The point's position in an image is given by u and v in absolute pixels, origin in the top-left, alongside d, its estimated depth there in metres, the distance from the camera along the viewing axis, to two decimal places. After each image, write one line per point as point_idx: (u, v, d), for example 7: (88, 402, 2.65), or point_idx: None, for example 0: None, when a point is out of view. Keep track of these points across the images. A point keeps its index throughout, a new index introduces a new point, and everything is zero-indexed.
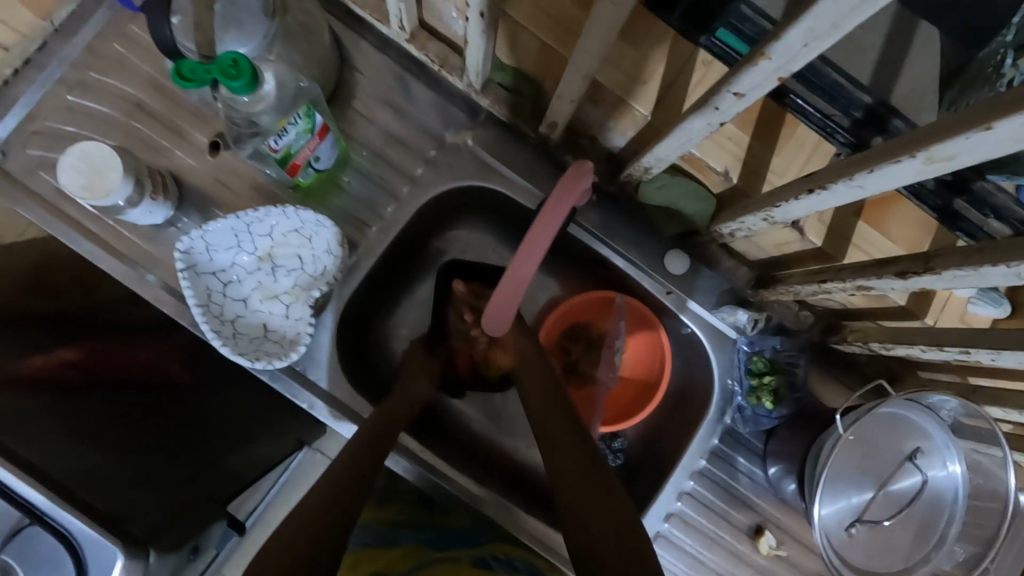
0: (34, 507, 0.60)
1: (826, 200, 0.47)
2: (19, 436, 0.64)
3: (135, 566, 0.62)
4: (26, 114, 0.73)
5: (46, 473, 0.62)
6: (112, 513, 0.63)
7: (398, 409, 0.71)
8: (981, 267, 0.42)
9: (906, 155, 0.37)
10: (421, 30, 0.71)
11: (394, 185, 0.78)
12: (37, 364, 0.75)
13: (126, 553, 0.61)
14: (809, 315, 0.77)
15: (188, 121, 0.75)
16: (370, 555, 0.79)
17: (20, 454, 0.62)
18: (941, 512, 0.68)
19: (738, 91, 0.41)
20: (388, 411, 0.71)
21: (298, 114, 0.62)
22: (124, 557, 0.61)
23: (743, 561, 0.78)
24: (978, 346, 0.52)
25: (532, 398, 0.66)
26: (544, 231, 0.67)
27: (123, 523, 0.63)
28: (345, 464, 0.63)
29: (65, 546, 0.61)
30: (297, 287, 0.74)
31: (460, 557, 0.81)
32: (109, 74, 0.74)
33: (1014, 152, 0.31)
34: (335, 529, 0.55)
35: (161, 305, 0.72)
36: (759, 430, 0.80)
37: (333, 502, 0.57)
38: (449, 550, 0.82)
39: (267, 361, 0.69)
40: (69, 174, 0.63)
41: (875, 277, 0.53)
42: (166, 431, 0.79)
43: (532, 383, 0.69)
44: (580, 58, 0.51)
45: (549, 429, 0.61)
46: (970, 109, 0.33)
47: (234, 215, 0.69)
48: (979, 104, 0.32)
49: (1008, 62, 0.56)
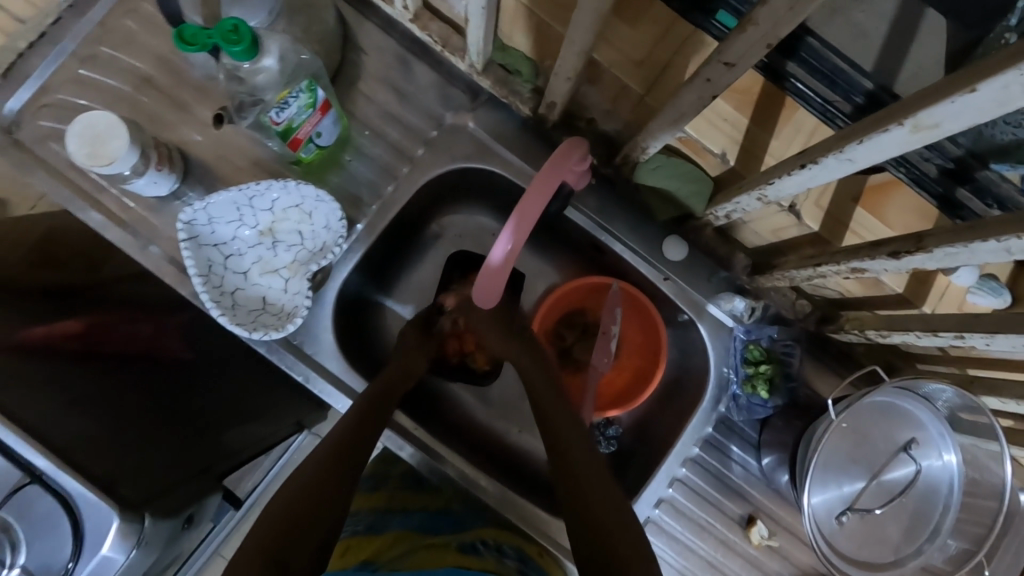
0: (34, 468, 0.61)
1: (817, 175, 0.47)
2: (20, 397, 0.64)
3: (128, 528, 0.63)
4: (39, 87, 0.75)
5: (44, 435, 0.63)
6: (106, 477, 0.64)
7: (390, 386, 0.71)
8: (972, 244, 0.41)
9: (894, 124, 0.37)
10: (425, 10, 0.71)
11: (395, 166, 0.78)
12: (38, 333, 0.75)
13: (121, 515, 0.62)
14: (807, 304, 0.76)
15: (194, 97, 0.76)
16: (359, 542, 0.79)
17: (20, 413, 0.63)
18: (935, 503, 0.67)
19: (728, 60, 0.42)
20: (378, 385, 0.71)
21: (299, 88, 0.63)
22: (119, 519, 0.62)
23: (733, 550, 0.78)
24: (972, 331, 0.52)
25: (535, 391, 0.72)
26: (536, 197, 0.66)
27: (116, 488, 0.64)
28: (332, 444, 0.63)
29: (61, 505, 0.61)
30: (296, 262, 0.75)
31: (446, 543, 0.78)
32: (119, 50, 0.76)
33: (998, 116, 0.31)
34: (319, 516, 0.56)
35: (164, 276, 0.74)
36: (754, 420, 0.80)
37: (319, 488, 0.58)
38: (438, 535, 0.81)
39: (264, 332, 0.70)
40: (74, 142, 0.64)
41: (868, 258, 0.53)
42: (166, 402, 0.80)
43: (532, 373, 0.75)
44: (574, 32, 0.51)
45: (556, 416, 0.68)
46: (956, 74, 0.33)
47: (236, 188, 0.70)
48: (964, 69, 0.32)
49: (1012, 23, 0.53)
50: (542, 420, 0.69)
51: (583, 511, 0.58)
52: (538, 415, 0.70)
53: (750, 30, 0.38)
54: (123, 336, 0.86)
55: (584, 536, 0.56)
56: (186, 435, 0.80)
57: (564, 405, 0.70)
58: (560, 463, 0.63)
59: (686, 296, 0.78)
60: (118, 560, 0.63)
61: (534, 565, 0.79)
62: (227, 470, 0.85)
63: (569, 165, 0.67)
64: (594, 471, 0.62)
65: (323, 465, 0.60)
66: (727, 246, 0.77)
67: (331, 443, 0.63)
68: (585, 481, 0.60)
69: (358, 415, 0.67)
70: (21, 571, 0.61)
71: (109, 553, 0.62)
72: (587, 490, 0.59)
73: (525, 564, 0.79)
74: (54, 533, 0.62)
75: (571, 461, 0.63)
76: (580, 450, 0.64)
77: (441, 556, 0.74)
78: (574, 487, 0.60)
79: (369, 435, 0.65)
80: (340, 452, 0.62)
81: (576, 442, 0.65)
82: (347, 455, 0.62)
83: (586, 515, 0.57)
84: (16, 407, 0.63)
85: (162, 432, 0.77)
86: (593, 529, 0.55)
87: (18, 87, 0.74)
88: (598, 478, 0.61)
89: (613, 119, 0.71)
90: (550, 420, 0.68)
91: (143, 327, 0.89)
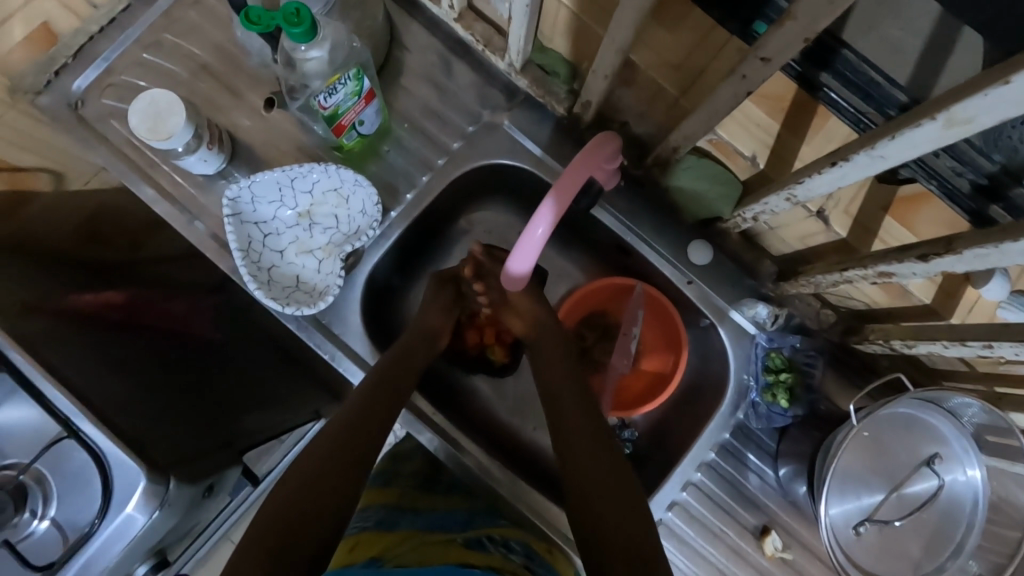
0: (68, 419, 0.62)
1: (847, 173, 0.48)
2: (62, 355, 0.66)
3: (153, 490, 0.63)
4: (105, 68, 0.81)
5: (85, 396, 0.64)
6: (136, 438, 0.65)
7: (405, 373, 0.73)
8: (1003, 244, 0.42)
9: (927, 119, 0.38)
10: (470, 10, 0.74)
11: (430, 158, 0.81)
12: (84, 300, 0.77)
13: (148, 477, 0.62)
14: (831, 314, 0.76)
15: (248, 84, 0.81)
16: (369, 537, 0.77)
17: (61, 368, 0.64)
18: (959, 521, 0.66)
19: (764, 56, 0.44)
20: (390, 370, 0.72)
21: (348, 76, 0.66)
22: (145, 480, 0.62)
23: (745, 560, 0.77)
24: (1002, 340, 0.52)
25: (549, 389, 0.72)
26: (568, 190, 0.68)
27: (146, 449, 0.65)
28: (342, 429, 0.64)
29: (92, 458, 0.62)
30: (330, 244, 0.78)
31: (451, 539, 0.78)
32: (181, 37, 0.81)
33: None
34: (327, 503, 0.57)
35: (205, 250, 0.78)
36: (772, 429, 0.79)
37: (336, 478, 0.59)
38: (444, 532, 0.80)
39: (296, 307, 0.73)
40: (137, 117, 0.69)
41: (896, 262, 0.53)
42: (192, 376, 0.83)
43: (549, 367, 0.75)
44: (614, 30, 0.54)
45: (564, 415, 0.68)
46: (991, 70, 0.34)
47: (281, 169, 0.74)
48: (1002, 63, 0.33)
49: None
50: (552, 419, 0.69)
51: (586, 519, 0.56)
52: (550, 412, 0.71)
53: (790, 25, 0.40)
54: (158, 312, 0.87)
55: (586, 534, 0.55)
56: (209, 410, 0.81)
57: (581, 403, 0.69)
58: (564, 460, 0.63)
59: (708, 300, 0.79)
60: (141, 521, 0.62)
61: (541, 560, 0.78)
62: (246, 446, 0.87)
63: (601, 159, 0.69)
64: (609, 467, 0.61)
65: (331, 453, 0.61)
66: (753, 252, 0.78)
67: (345, 428, 0.64)
68: (598, 476, 0.60)
69: (369, 400, 0.67)
70: (51, 522, 0.64)
71: (133, 514, 0.62)
72: (594, 489, 0.58)
73: (532, 560, 0.76)
74: (86, 486, 0.64)
75: (575, 459, 0.62)
76: (592, 443, 0.64)
77: (448, 552, 0.74)
78: (581, 483, 0.60)
79: (383, 421, 0.67)
80: (350, 437, 0.63)
81: (585, 438, 0.64)
82: (358, 445, 0.63)
83: (596, 507, 0.57)
84: (62, 366, 0.65)
85: (187, 404, 0.78)
86: (595, 525, 0.55)
87: (87, 66, 0.80)
88: (614, 475, 0.60)
89: (645, 122, 0.73)
90: (558, 419, 0.68)
91: (175, 306, 0.90)
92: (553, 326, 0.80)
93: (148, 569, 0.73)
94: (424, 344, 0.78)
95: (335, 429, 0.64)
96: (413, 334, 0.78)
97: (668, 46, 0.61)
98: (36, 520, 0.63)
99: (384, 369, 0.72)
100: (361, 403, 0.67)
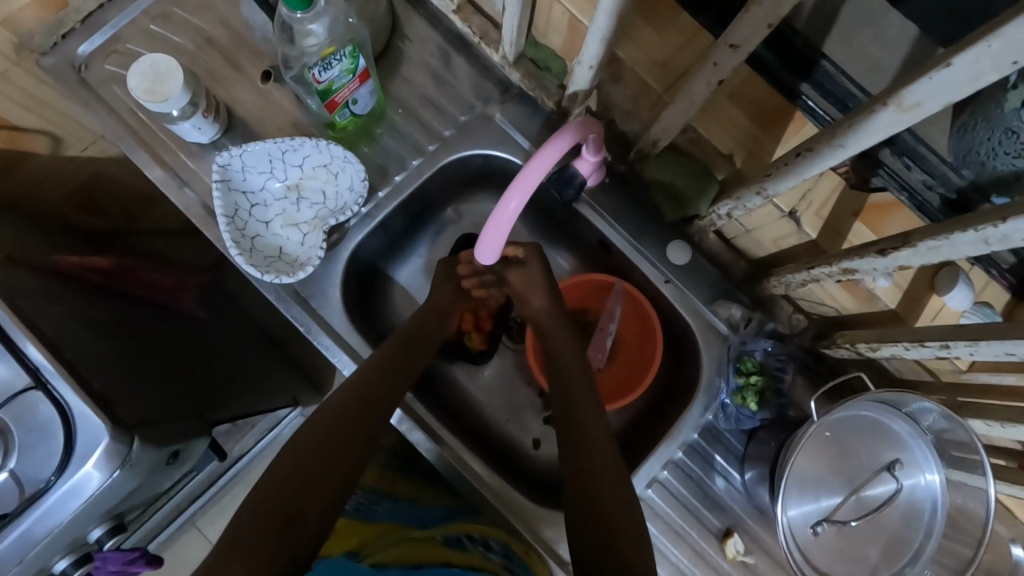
0: (38, 372, 0.60)
1: (810, 164, 0.51)
2: (32, 304, 0.63)
3: (115, 449, 0.60)
4: (112, 36, 0.82)
5: (59, 348, 0.62)
6: (105, 396, 0.62)
7: (404, 369, 0.73)
8: (952, 235, 0.44)
9: (880, 106, 0.41)
10: (468, 5, 0.77)
11: (422, 143, 0.83)
12: (69, 261, 0.77)
13: (111, 436, 0.60)
14: (803, 319, 0.78)
15: (251, 61, 0.83)
16: (350, 527, 0.82)
17: (28, 312, 0.62)
18: (918, 526, 0.68)
19: (733, 42, 0.47)
20: (390, 365, 0.72)
21: (343, 54, 0.68)
22: (108, 438, 0.59)
23: (707, 562, 0.77)
24: (957, 339, 0.53)
25: (562, 381, 0.74)
26: (542, 160, 0.62)
27: (115, 407, 0.62)
28: (339, 419, 0.66)
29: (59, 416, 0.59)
30: (316, 219, 0.80)
31: (431, 536, 0.79)
32: (188, 11, 0.83)
33: (972, 88, 0.35)
34: (325, 493, 0.61)
35: (192, 217, 0.80)
36: (741, 431, 0.79)
37: (339, 471, 0.63)
38: (422, 528, 0.81)
39: (276, 276, 0.74)
40: (136, 78, 0.71)
41: (857, 258, 0.55)
42: (179, 344, 0.82)
43: (556, 353, 0.77)
44: (599, 17, 0.55)
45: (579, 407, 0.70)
46: (945, 54, 0.35)
47: (272, 141, 0.75)
48: (955, 45, 0.35)
49: (1012, 80, 0.51)
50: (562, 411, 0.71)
51: (585, 511, 0.60)
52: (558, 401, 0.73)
53: (755, 11, 0.43)
54: (143, 283, 0.86)
55: (590, 524, 0.59)
56: (207, 390, 0.81)
57: (590, 397, 0.71)
58: (573, 459, 0.65)
59: (684, 300, 0.80)
60: (99, 480, 0.60)
61: (519, 562, 0.74)
62: (223, 421, 0.84)
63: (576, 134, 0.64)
64: (606, 465, 0.63)
65: (333, 443, 0.64)
66: (730, 254, 0.79)
67: (346, 418, 0.67)
68: (597, 471, 0.63)
69: (367, 396, 0.68)
70: (9, 474, 0.60)
71: (91, 472, 0.59)
72: (596, 491, 0.61)
73: (511, 561, 0.75)
74: (47, 441, 0.61)
75: (584, 457, 0.65)
76: (588, 441, 0.66)
77: (424, 550, 0.76)
78: (585, 484, 0.62)
79: (388, 404, 0.69)
80: (346, 425, 0.66)
81: (588, 440, 0.66)
82: (355, 435, 0.66)
83: (591, 496, 0.61)
84: (41, 323, 0.62)
85: (177, 375, 0.78)
86: (591, 513, 0.59)
87: (94, 33, 0.82)
88: (613, 473, 0.63)
89: (632, 119, 0.74)
90: (571, 415, 0.70)
91: (163, 278, 0.89)
92: (552, 320, 0.79)
93: (105, 533, 0.70)
94: (427, 334, 0.79)
95: (333, 416, 0.67)
96: (428, 309, 0.82)
97: (654, 43, 0.64)
98: None
99: (380, 357, 0.72)
100: (358, 391, 0.68)
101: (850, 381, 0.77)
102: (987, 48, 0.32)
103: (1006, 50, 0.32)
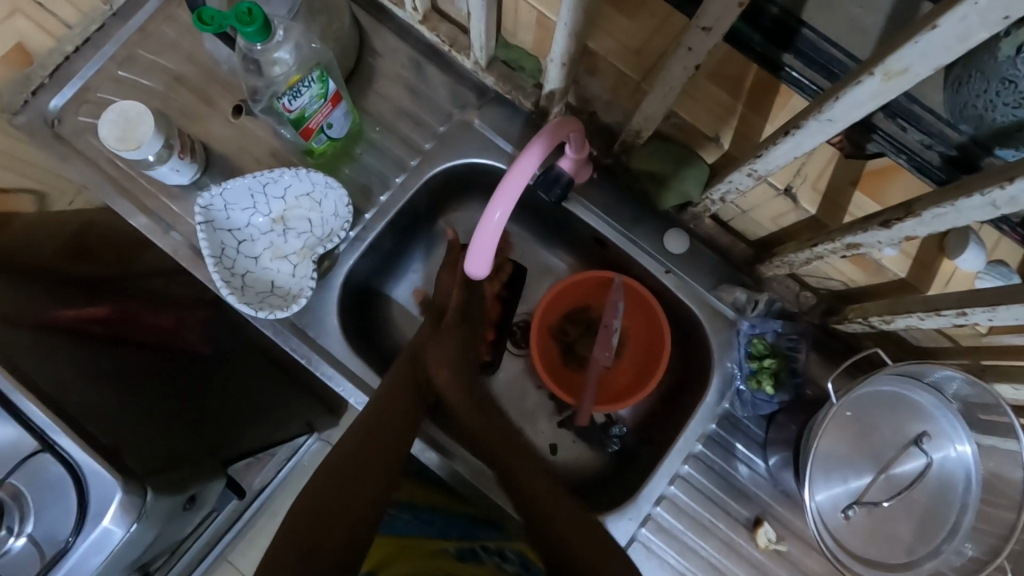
0: (41, 433, 0.57)
1: (800, 140, 0.49)
2: (34, 364, 0.60)
3: (130, 502, 0.58)
4: (82, 85, 0.82)
5: (60, 404, 0.59)
6: (115, 448, 0.60)
7: (414, 391, 0.74)
8: (957, 202, 0.42)
9: (866, 74, 0.39)
10: (434, 12, 0.76)
11: (404, 158, 0.81)
12: (65, 314, 0.71)
13: (125, 488, 0.57)
14: (811, 296, 0.76)
15: (221, 95, 0.82)
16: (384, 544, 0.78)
17: (23, 368, 0.59)
18: (953, 500, 0.66)
19: (705, 25, 0.45)
20: (399, 390, 0.73)
21: (312, 79, 0.67)
22: (120, 492, 0.57)
23: (738, 554, 0.75)
24: (973, 306, 0.51)
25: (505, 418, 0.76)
26: (527, 163, 0.60)
27: (125, 460, 0.60)
28: (363, 445, 0.68)
29: (70, 474, 0.57)
30: (304, 248, 0.78)
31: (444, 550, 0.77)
32: (154, 53, 0.82)
33: (961, 51, 0.34)
34: (345, 523, 0.62)
35: (180, 259, 0.79)
36: (759, 416, 0.78)
37: (358, 511, 0.63)
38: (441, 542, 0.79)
39: (269, 311, 0.73)
40: (107, 128, 0.70)
41: (860, 232, 0.53)
42: (187, 386, 0.80)
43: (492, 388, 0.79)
44: (564, 14, 0.54)
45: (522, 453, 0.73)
46: (941, 5, 0.33)
47: (251, 174, 0.75)
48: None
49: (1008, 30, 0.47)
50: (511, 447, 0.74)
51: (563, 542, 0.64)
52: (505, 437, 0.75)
53: None
54: (145, 325, 0.83)
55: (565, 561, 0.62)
56: (218, 431, 0.81)
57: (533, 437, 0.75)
58: (529, 491, 0.69)
59: (687, 289, 0.78)
60: (118, 534, 0.57)
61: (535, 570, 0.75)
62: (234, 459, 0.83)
63: (557, 134, 0.63)
64: (548, 495, 0.69)
65: (352, 476, 0.66)
66: (728, 236, 0.77)
67: (360, 443, 0.68)
68: (554, 517, 0.66)
69: (384, 414, 0.70)
70: (28, 539, 0.57)
71: (110, 527, 0.57)
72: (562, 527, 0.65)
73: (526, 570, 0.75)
74: (60, 503, 0.57)
75: (541, 495, 0.68)
76: (541, 481, 0.70)
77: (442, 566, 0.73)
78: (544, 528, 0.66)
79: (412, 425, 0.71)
80: (365, 459, 0.68)
81: (538, 480, 0.70)
82: (374, 471, 0.67)
83: (554, 534, 0.65)
84: (40, 378, 0.59)
85: (187, 418, 0.76)
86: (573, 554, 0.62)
87: (64, 85, 0.81)
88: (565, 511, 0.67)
89: (612, 110, 0.72)
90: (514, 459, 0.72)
91: (164, 319, 0.86)
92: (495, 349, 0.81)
93: None
94: (437, 353, 0.78)
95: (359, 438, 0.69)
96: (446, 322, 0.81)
97: (625, 31, 0.62)
98: (12, 538, 0.57)
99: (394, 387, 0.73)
100: (368, 430, 0.69)
101: (869, 355, 0.74)
102: (974, 4, 0.31)
103: (994, 5, 0.30)
